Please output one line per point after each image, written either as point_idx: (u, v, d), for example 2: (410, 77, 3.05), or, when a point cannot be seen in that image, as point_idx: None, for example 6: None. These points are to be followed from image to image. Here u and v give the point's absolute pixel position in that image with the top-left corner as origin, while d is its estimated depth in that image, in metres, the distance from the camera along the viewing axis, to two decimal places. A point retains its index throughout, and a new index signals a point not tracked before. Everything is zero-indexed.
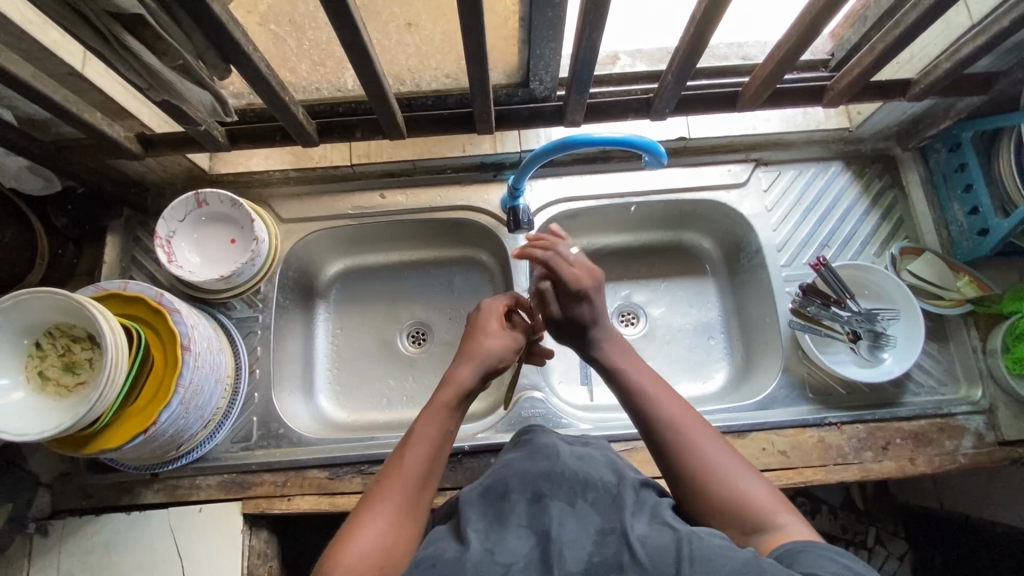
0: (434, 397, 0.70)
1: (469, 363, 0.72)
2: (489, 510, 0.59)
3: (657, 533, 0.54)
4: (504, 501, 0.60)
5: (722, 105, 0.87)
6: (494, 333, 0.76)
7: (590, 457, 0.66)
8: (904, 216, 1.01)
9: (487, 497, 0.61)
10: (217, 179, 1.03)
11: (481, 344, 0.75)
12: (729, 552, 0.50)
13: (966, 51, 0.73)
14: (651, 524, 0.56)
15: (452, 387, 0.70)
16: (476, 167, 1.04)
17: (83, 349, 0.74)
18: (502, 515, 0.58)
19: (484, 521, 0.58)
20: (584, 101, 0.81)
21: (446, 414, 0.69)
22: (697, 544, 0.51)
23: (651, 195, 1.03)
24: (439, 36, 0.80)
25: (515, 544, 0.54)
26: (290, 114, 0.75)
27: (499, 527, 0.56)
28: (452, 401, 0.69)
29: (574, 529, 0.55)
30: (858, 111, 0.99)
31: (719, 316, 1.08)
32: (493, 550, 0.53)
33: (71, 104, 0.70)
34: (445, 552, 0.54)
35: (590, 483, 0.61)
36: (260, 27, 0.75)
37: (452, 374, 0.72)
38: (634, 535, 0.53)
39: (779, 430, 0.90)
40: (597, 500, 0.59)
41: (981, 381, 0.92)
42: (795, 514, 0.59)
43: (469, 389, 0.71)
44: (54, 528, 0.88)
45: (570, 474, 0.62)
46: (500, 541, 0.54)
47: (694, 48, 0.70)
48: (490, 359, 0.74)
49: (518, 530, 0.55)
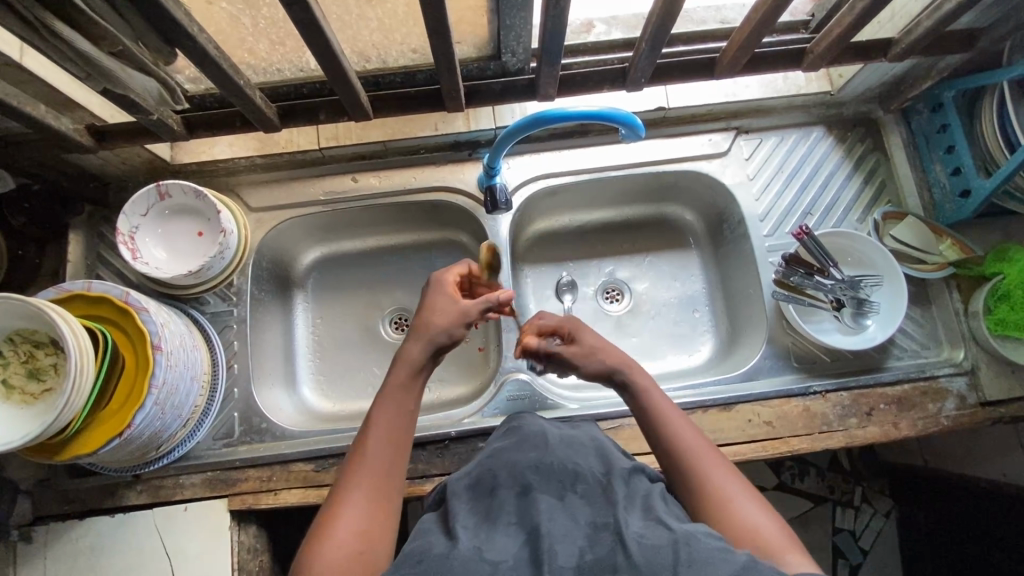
0: (389, 378, 0.69)
1: (422, 342, 0.71)
2: (478, 507, 0.59)
3: (653, 531, 0.53)
4: (492, 498, 0.60)
5: (701, 72, 0.84)
6: (444, 305, 0.74)
7: (579, 447, 0.67)
8: (886, 180, 0.99)
9: (476, 490, 0.62)
10: (181, 169, 0.98)
11: (438, 318, 0.72)
12: (727, 556, 0.49)
13: (949, 8, 0.70)
14: (646, 521, 0.55)
15: (404, 363, 0.69)
16: (451, 146, 1.01)
17: (47, 354, 0.72)
18: (491, 512, 0.58)
19: (473, 517, 0.58)
20: (556, 72, 0.77)
21: (404, 393, 0.68)
22: (694, 546, 0.50)
23: (632, 168, 1.00)
24: (403, 8, 0.72)
25: (503, 542, 0.54)
26: (246, 98, 0.71)
27: (488, 524, 0.56)
28: (407, 379, 0.69)
29: (565, 523, 0.55)
30: (839, 73, 0.97)
31: (703, 288, 1.07)
32: (481, 548, 0.52)
33: (10, 97, 0.65)
34: (432, 547, 0.53)
35: (579, 476, 0.61)
36: (209, 7, 0.67)
37: (405, 353, 0.71)
38: (629, 533, 0.52)
39: (764, 401, 0.90)
40: (587, 492, 0.59)
41: (963, 343, 0.92)
42: (804, 557, 0.55)
43: (422, 364, 0.70)
44: (38, 534, 0.86)
45: (560, 466, 0.62)
46: (488, 539, 0.54)
47: (668, 12, 0.66)
48: (444, 335, 0.71)
49: (507, 528, 0.55)
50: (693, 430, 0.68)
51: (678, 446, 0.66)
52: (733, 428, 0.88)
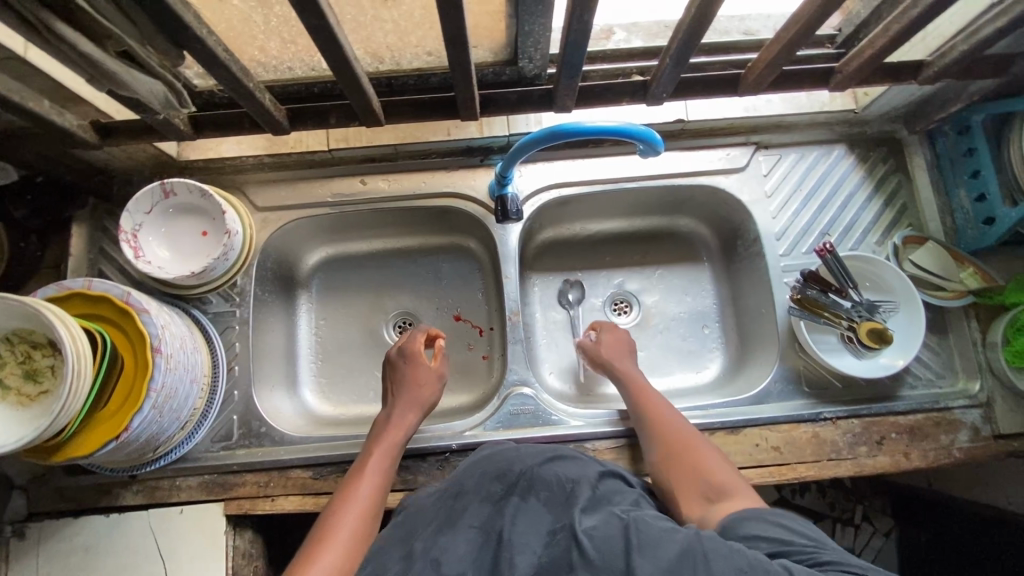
0: (376, 439, 0.82)
1: (410, 410, 0.85)
2: (445, 508, 0.69)
3: (604, 522, 0.59)
4: (457, 503, 0.69)
5: (722, 88, 0.82)
6: (426, 374, 0.89)
7: (545, 457, 0.73)
8: (907, 204, 0.97)
9: (442, 497, 0.71)
10: (187, 165, 0.96)
11: (417, 389, 0.87)
12: (669, 533, 0.55)
13: (987, 32, 0.68)
14: (598, 516, 0.61)
15: (394, 430, 0.82)
16: (462, 151, 0.99)
17: (44, 355, 0.70)
18: (456, 515, 0.67)
19: (439, 520, 0.68)
20: (576, 85, 0.75)
21: (389, 454, 0.80)
22: (641, 529, 0.56)
23: (648, 180, 0.98)
24: (419, 13, 0.71)
25: (465, 547, 0.62)
26: (255, 100, 0.69)
27: (451, 528, 0.65)
28: (394, 443, 0.81)
29: (524, 530, 0.62)
30: (864, 92, 0.95)
31: (714, 305, 1.05)
32: (442, 557, 0.61)
33: (14, 93, 0.63)
34: (391, 565, 0.63)
35: (542, 484, 0.68)
36: (220, 5, 0.65)
37: (393, 419, 0.84)
38: (581, 529, 0.58)
39: (773, 426, 0.88)
40: (549, 499, 0.66)
41: (979, 374, 0.90)
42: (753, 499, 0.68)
43: (409, 432, 0.83)
44: (32, 531, 0.85)
45: (523, 477, 0.69)
46: (449, 545, 0.63)
47: (696, 29, 0.64)
48: (426, 402, 0.87)
49: (468, 531, 0.64)
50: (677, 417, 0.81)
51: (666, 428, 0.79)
52: (739, 453, 0.87)
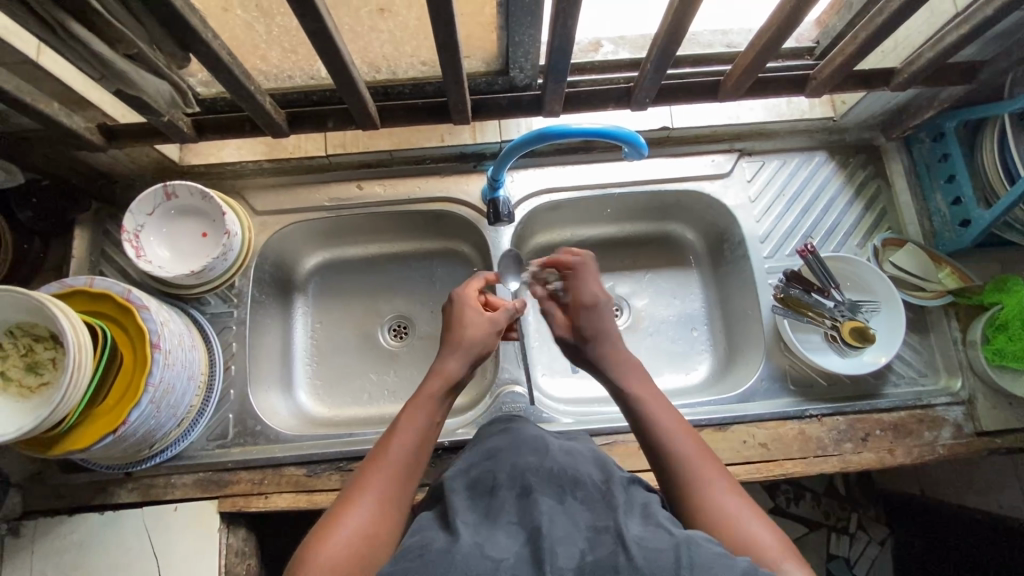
0: (421, 388, 0.72)
1: (459, 356, 0.75)
2: (478, 505, 0.61)
3: (654, 535, 0.53)
4: (492, 497, 0.61)
5: (703, 95, 0.86)
6: (476, 319, 0.78)
7: (576, 453, 0.67)
8: (887, 208, 1.00)
9: (476, 490, 0.63)
10: (189, 170, 1.00)
11: (466, 332, 0.77)
12: (727, 560, 0.49)
13: (952, 39, 0.71)
14: (646, 525, 0.55)
15: (439, 378, 0.73)
16: (456, 157, 1.02)
17: (46, 348, 0.72)
18: (492, 511, 0.59)
19: (473, 514, 0.59)
20: (562, 89, 0.79)
21: (434, 403, 0.71)
22: (696, 550, 0.50)
23: (634, 186, 1.01)
24: (413, 22, 0.74)
25: (504, 541, 0.54)
26: (255, 103, 0.72)
27: (489, 523, 0.57)
28: (440, 392, 0.72)
29: (564, 526, 0.55)
30: (842, 100, 0.99)
31: (702, 307, 1.08)
32: (482, 544, 0.53)
33: (25, 95, 0.66)
34: (433, 542, 0.54)
35: (579, 482, 0.61)
36: (224, 14, 0.68)
37: (440, 365, 0.74)
38: (630, 535, 0.52)
39: (759, 423, 0.90)
40: (586, 499, 0.59)
41: (960, 372, 0.92)
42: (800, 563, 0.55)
43: (458, 380, 0.74)
44: (27, 528, 0.85)
45: (560, 471, 0.62)
46: (489, 536, 0.55)
47: (672, 37, 0.68)
48: (476, 347, 0.76)
49: (509, 528, 0.56)
50: (697, 443, 0.66)
51: (679, 458, 0.65)
52: (726, 450, 0.88)
